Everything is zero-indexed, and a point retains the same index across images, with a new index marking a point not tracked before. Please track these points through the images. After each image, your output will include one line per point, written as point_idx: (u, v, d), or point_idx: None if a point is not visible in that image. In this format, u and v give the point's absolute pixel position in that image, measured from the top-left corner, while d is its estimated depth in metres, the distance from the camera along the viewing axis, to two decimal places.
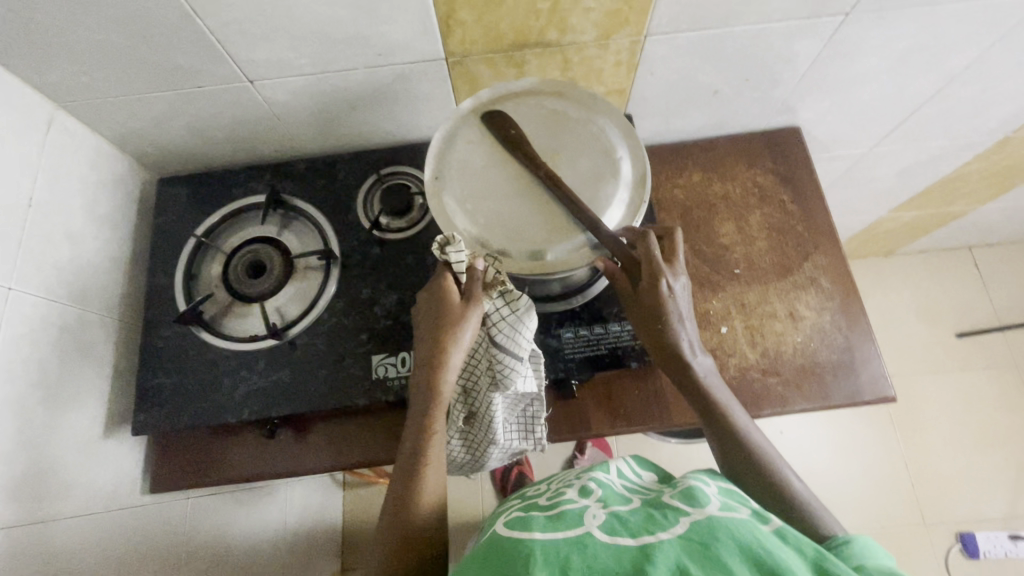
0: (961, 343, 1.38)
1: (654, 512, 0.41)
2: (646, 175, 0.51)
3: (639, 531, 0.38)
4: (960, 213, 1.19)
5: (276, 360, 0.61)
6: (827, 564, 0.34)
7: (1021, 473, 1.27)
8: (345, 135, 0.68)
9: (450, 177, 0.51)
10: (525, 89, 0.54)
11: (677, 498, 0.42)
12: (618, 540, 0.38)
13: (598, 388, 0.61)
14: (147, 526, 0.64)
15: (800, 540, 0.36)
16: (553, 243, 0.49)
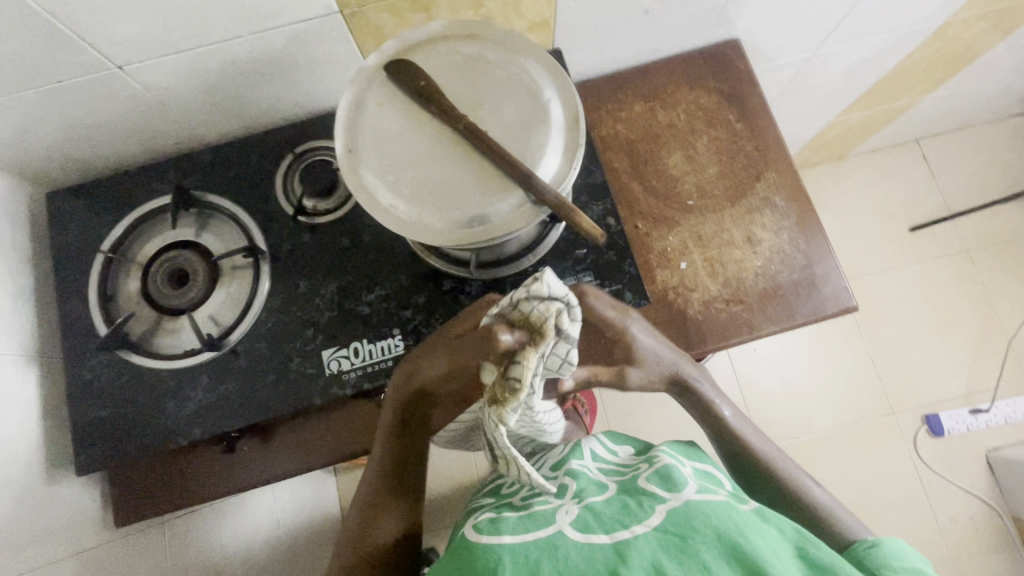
0: (915, 236, 1.41)
1: (630, 503, 0.49)
2: (579, 117, 0.46)
3: (612, 527, 0.46)
4: (906, 107, 1.19)
5: (219, 373, 0.57)
6: (808, 549, 0.43)
7: (978, 351, 1.34)
8: (249, 115, 0.61)
9: (365, 148, 0.46)
10: (434, 34, 0.48)
11: (657, 482, 0.50)
12: (590, 539, 0.45)
13: None
14: (123, 557, 0.63)
15: (782, 522, 0.45)
16: (488, 205, 0.45)
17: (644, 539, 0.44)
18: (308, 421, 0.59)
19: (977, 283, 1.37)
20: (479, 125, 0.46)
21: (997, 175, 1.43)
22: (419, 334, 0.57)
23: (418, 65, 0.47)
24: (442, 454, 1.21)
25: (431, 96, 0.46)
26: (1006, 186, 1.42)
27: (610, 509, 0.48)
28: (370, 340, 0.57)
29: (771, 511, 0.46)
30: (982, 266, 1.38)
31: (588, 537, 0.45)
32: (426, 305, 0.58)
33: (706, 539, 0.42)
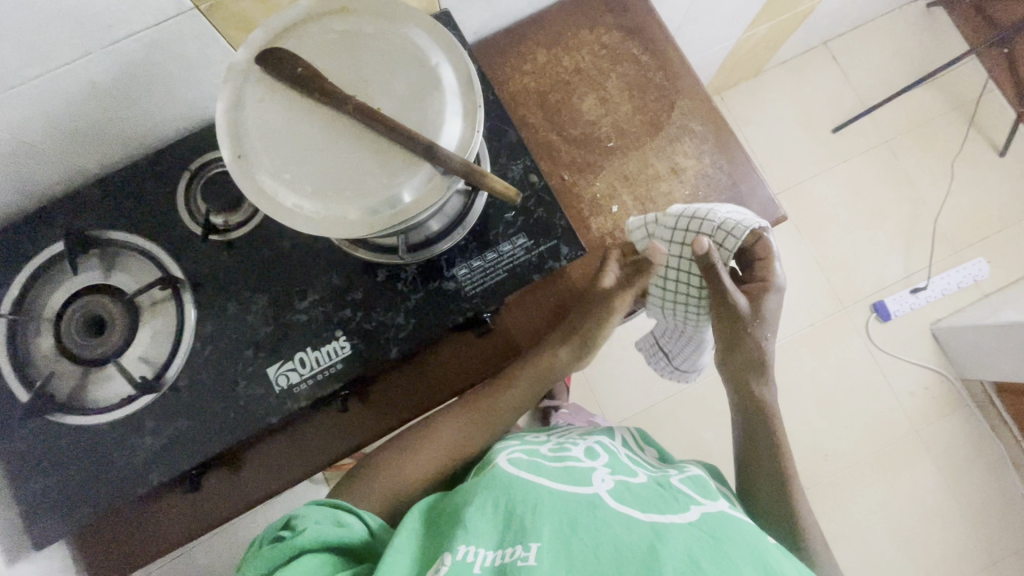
0: (838, 137, 1.46)
1: (667, 495, 0.53)
2: (472, 76, 0.45)
3: (648, 509, 0.49)
4: (808, 11, 1.20)
5: (165, 414, 0.54)
6: None
7: (910, 234, 1.41)
8: (130, 137, 0.56)
9: (254, 151, 0.43)
10: (303, 16, 0.45)
11: (687, 485, 0.56)
12: (624, 510, 0.49)
13: (518, 311, 0.62)
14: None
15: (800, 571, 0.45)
16: (398, 187, 0.43)
17: (680, 528, 0.46)
18: (272, 439, 0.58)
19: (900, 170, 1.44)
20: (370, 103, 0.44)
21: (902, 63, 1.48)
22: (363, 331, 0.56)
23: (292, 52, 0.44)
24: None
25: (312, 83, 0.43)
26: (912, 72, 1.48)
27: (646, 494, 0.52)
28: (315, 347, 0.55)
29: (790, 556, 0.47)
30: (902, 153, 1.45)
31: (623, 509, 0.49)
32: (364, 299, 0.56)
33: (735, 545, 0.45)
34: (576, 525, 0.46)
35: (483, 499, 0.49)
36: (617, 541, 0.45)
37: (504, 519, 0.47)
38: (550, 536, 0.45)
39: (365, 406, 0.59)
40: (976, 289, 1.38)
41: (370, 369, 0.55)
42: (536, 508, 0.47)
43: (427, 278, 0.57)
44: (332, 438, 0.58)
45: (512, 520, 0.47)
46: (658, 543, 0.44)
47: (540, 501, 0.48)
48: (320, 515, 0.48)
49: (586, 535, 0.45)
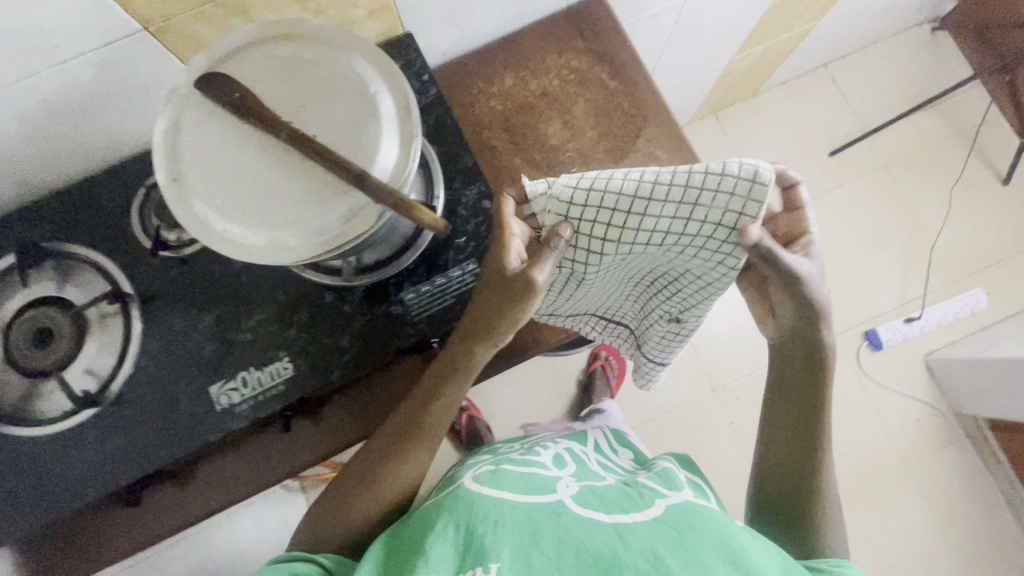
0: (835, 160, 1.44)
1: (631, 493, 0.53)
2: (410, 106, 0.45)
3: (611, 509, 0.50)
4: (803, 34, 1.19)
5: (106, 428, 0.54)
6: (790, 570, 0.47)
7: (906, 261, 1.38)
8: (86, 152, 0.57)
9: (188, 174, 0.43)
10: (247, 42, 0.45)
11: (655, 480, 0.57)
12: (587, 513, 0.49)
13: None
14: None
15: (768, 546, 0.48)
16: (327, 214, 0.43)
17: (642, 525, 0.48)
18: (214, 457, 0.58)
19: (898, 196, 1.41)
20: (305, 130, 0.43)
21: (904, 87, 1.46)
22: (308, 353, 0.56)
23: (230, 76, 0.44)
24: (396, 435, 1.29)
25: (247, 108, 0.43)
26: (913, 97, 1.45)
27: (611, 495, 0.53)
28: (259, 367, 0.55)
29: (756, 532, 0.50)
30: (901, 179, 1.42)
31: (588, 513, 0.49)
32: (310, 321, 0.56)
33: (699, 536, 0.46)
34: (538, 538, 0.46)
35: (443, 523, 0.48)
36: (579, 545, 0.46)
37: (465, 542, 0.46)
38: (511, 551, 0.45)
39: (310, 427, 0.59)
40: (974, 321, 1.34)
41: (313, 391, 0.55)
42: (497, 526, 0.47)
43: (374, 301, 0.57)
44: (277, 456, 0.58)
45: (472, 541, 0.46)
46: (620, 547, 0.45)
47: (500, 518, 0.48)
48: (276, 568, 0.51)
49: (548, 545, 0.46)
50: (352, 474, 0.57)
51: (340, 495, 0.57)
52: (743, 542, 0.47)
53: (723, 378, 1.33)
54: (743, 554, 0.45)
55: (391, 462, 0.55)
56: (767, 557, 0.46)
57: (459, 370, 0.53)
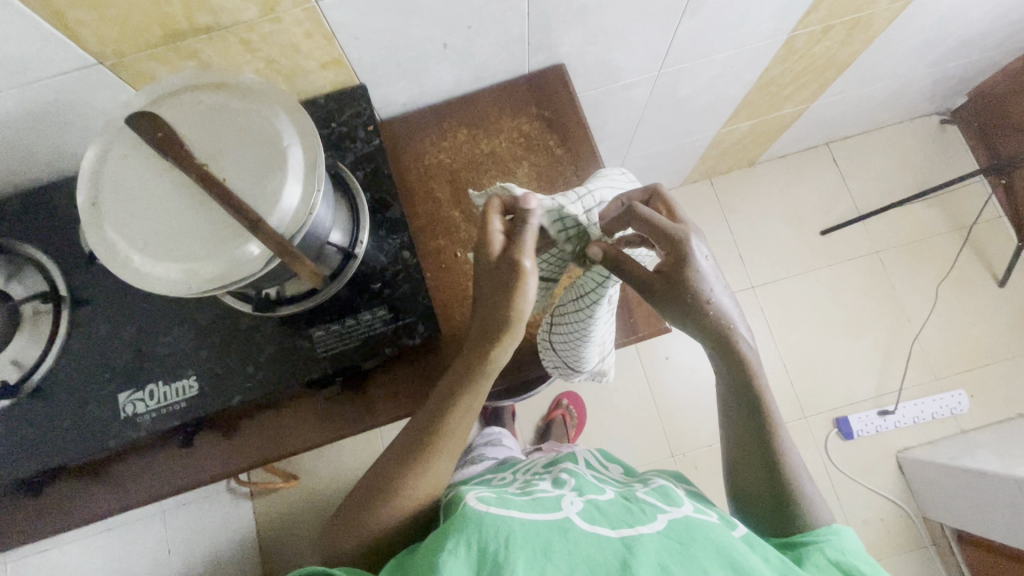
0: (826, 240, 1.42)
1: (632, 508, 0.49)
2: (317, 163, 0.48)
3: (618, 523, 0.46)
4: (796, 113, 1.20)
5: (17, 419, 0.57)
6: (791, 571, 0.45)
7: (889, 351, 1.34)
8: (51, 161, 0.62)
9: (105, 202, 0.47)
10: (184, 88, 0.50)
11: (653, 495, 0.53)
12: (597, 528, 0.45)
13: (384, 382, 0.61)
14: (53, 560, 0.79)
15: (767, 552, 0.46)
16: (222, 252, 0.46)
17: (650, 537, 0.44)
18: (114, 464, 0.60)
19: (887, 284, 1.38)
20: (216, 172, 0.47)
21: (905, 175, 1.44)
22: (214, 375, 0.58)
23: (159, 115, 0.48)
24: (345, 453, 1.30)
25: (165, 147, 0.46)
26: (913, 186, 1.44)
27: (614, 509, 0.49)
28: (166, 382, 0.58)
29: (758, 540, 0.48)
30: (892, 266, 1.39)
31: (595, 528, 0.45)
32: (222, 344, 0.59)
33: (704, 547, 0.44)
34: (552, 552, 0.42)
35: (453, 539, 0.43)
36: (591, 561, 0.42)
37: (478, 558, 0.41)
38: (526, 565, 0.41)
39: (210, 447, 0.60)
40: (953, 423, 1.29)
41: (211, 412, 0.57)
42: (509, 541, 0.42)
43: (286, 333, 0.59)
44: (171, 472, 0.59)
45: (484, 557, 0.41)
46: (631, 558, 0.42)
47: (511, 533, 0.43)
48: None
49: (561, 559, 0.42)
50: (382, 473, 0.53)
51: (369, 499, 0.52)
52: (743, 554, 0.44)
53: (682, 444, 1.31)
54: (744, 564, 0.43)
55: (427, 457, 0.52)
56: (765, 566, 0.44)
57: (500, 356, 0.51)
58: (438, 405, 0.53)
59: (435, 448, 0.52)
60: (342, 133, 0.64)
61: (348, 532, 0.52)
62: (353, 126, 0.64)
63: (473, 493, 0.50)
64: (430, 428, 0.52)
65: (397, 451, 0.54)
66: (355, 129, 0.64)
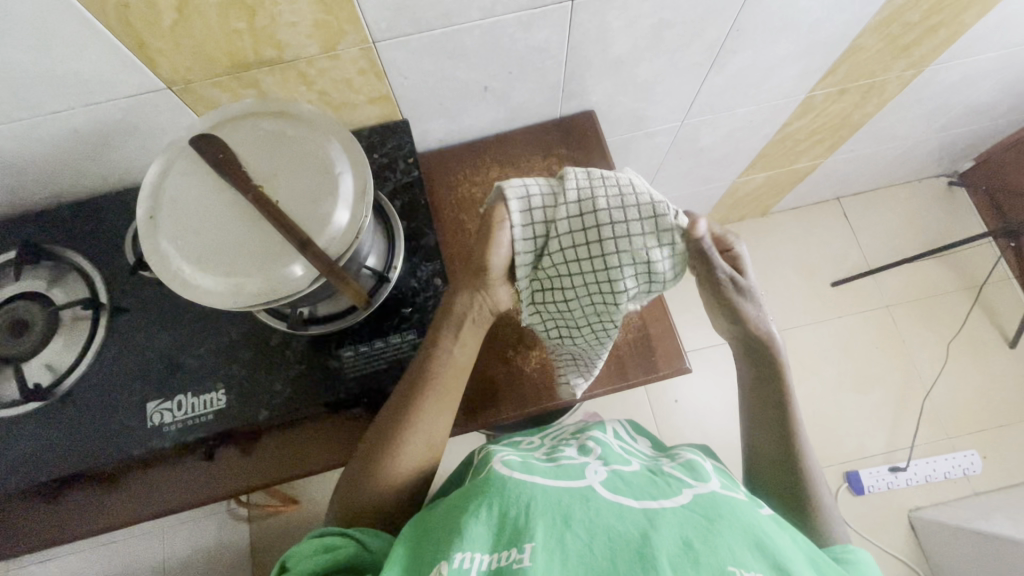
0: (836, 292, 1.44)
1: (658, 480, 0.51)
2: (367, 192, 0.50)
3: (641, 495, 0.48)
4: (810, 168, 1.24)
5: (45, 423, 0.58)
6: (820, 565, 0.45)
7: (898, 407, 1.34)
8: (106, 174, 0.65)
9: (162, 216, 0.49)
10: (246, 113, 0.53)
11: (680, 470, 0.54)
12: (618, 498, 0.47)
13: None
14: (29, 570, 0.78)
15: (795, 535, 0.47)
16: (269, 270, 0.47)
17: (672, 511, 0.46)
18: (131, 473, 0.60)
19: (898, 339, 1.39)
20: (270, 195, 0.49)
21: (915, 233, 1.47)
22: (242, 389, 0.59)
23: (222, 140, 0.51)
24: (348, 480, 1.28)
25: (224, 169, 0.49)
26: (922, 244, 1.47)
27: (638, 481, 0.51)
28: (194, 394, 0.59)
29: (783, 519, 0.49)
30: (903, 322, 1.40)
31: (618, 498, 0.47)
32: (252, 360, 0.60)
33: (729, 525, 0.45)
34: (571, 519, 0.44)
35: (476, 502, 0.46)
36: (611, 530, 0.44)
37: (499, 522, 0.44)
38: (545, 530, 0.43)
39: (231, 460, 0.60)
40: (967, 484, 1.27)
41: (237, 427, 0.58)
42: (531, 507, 0.45)
43: (316, 351, 0.60)
44: (189, 485, 0.59)
45: (506, 520, 0.44)
46: (651, 531, 0.43)
47: (533, 498, 0.46)
48: (308, 547, 0.48)
49: (582, 529, 0.44)
50: (381, 431, 0.56)
51: (375, 459, 0.55)
52: (770, 535, 0.45)
53: None
54: (770, 544, 0.44)
55: (424, 409, 0.56)
56: (793, 547, 0.46)
57: (471, 308, 0.58)
58: (423, 359, 0.57)
59: (432, 400, 0.56)
60: (383, 163, 0.67)
61: (364, 493, 0.54)
62: (394, 158, 0.67)
63: (501, 456, 0.53)
64: (418, 380, 0.56)
65: (391, 408, 0.56)
66: (396, 161, 0.67)
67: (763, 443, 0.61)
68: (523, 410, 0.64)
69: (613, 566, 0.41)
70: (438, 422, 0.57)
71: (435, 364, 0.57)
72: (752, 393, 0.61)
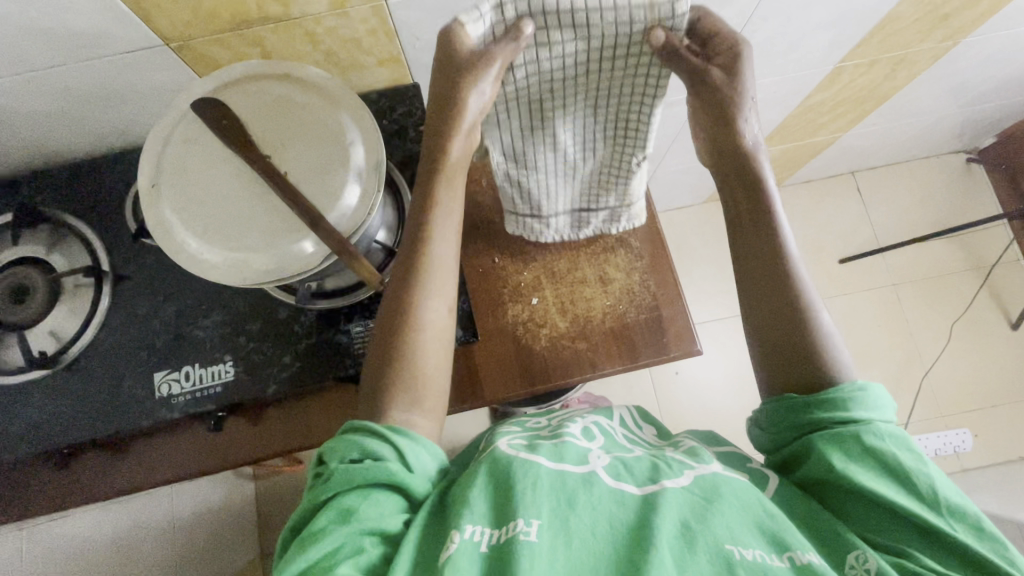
0: (843, 269, 1.42)
1: (660, 464, 0.51)
2: (380, 166, 0.48)
3: (642, 481, 0.48)
4: (828, 141, 1.20)
5: (51, 389, 0.58)
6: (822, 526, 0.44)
7: (896, 385, 1.35)
8: (103, 134, 0.62)
9: (165, 185, 0.47)
10: (250, 74, 0.50)
11: (681, 454, 0.53)
12: (621, 485, 0.47)
13: None
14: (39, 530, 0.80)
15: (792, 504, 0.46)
16: (278, 244, 0.46)
17: (674, 493, 0.46)
18: (140, 440, 0.60)
19: (901, 318, 1.39)
20: (278, 165, 0.47)
21: (927, 211, 1.45)
22: (250, 362, 0.58)
23: (227, 105, 0.48)
24: None
25: (230, 137, 0.47)
26: (934, 222, 1.44)
27: (641, 466, 0.51)
28: (202, 365, 0.58)
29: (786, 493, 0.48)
30: (908, 301, 1.40)
31: (619, 484, 0.47)
32: (260, 332, 0.59)
33: (730, 507, 0.45)
34: (575, 503, 0.44)
35: (482, 480, 0.46)
36: (614, 518, 0.44)
37: (503, 500, 0.44)
38: (549, 512, 0.43)
39: (239, 430, 0.60)
40: (956, 461, 1.30)
41: (246, 399, 0.58)
42: (535, 485, 0.45)
43: (325, 326, 0.59)
44: (199, 454, 0.59)
45: (511, 498, 0.44)
46: (652, 514, 0.44)
47: (536, 476, 0.46)
48: (347, 446, 0.44)
49: (585, 511, 0.44)
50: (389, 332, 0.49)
51: (398, 362, 0.48)
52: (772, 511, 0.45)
53: None
54: (771, 520, 0.44)
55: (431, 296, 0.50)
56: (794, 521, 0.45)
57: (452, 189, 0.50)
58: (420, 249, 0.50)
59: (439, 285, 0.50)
60: (392, 130, 0.64)
61: (399, 407, 0.47)
62: (404, 125, 0.64)
63: (505, 438, 0.53)
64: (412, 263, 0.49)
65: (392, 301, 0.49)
66: (406, 128, 0.64)
67: (767, 333, 0.51)
68: (533, 388, 0.64)
69: (614, 549, 0.42)
70: (448, 306, 0.52)
71: (433, 242, 0.50)
72: (750, 270, 0.53)
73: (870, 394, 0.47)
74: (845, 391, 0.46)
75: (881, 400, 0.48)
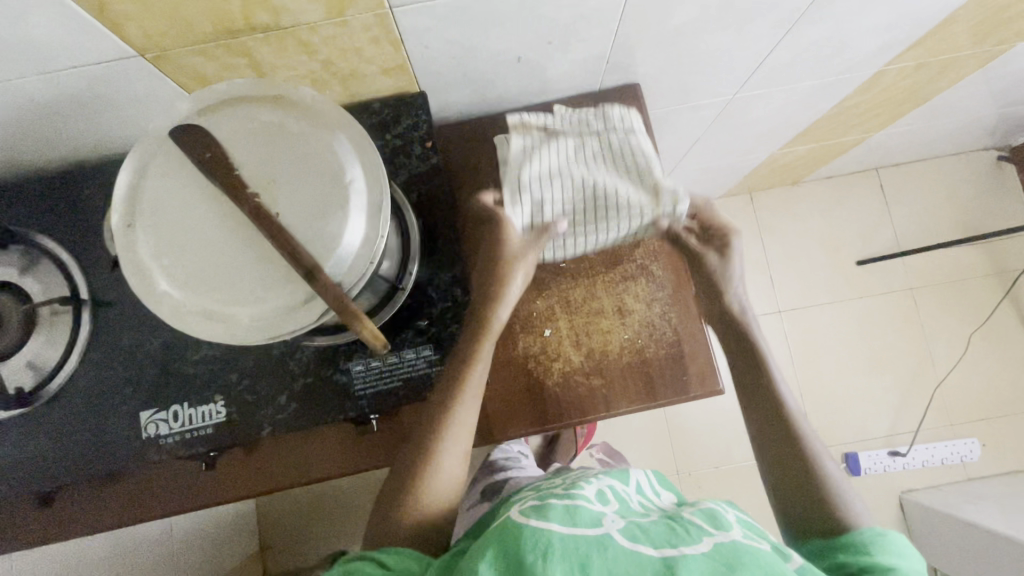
0: (861, 271, 1.37)
1: (676, 528, 0.47)
2: (383, 208, 0.43)
3: (660, 543, 0.44)
4: (857, 140, 1.13)
5: (32, 426, 0.54)
6: None
7: (906, 391, 1.33)
8: (76, 144, 0.56)
9: (143, 225, 0.42)
10: (237, 95, 0.44)
11: (699, 516, 0.48)
12: (637, 548, 0.44)
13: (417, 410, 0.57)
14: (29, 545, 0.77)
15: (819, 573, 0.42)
16: (270, 297, 0.41)
17: (693, 560, 0.42)
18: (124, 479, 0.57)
19: (916, 323, 1.35)
20: (269, 205, 0.41)
21: (953, 211, 1.39)
22: (242, 402, 0.54)
23: (210, 133, 0.42)
24: None
25: (214, 173, 0.41)
26: (959, 224, 1.39)
27: (657, 530, 0.47)
28: (191, 405, 0.54)
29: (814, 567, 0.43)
30: (925, 305, 1.35)
31: (635, 546, 0.44)
32: (252, 370, 0.55)
33: None
34: (589, 570, 0.41)
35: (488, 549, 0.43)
36: None
37: (513, 568, 0.41)
38: None
39: (233, 469, 0.57)
40: (961, 470, 1.29)
41: (238, 442, 0.54)
42: (548, 552, 0.42)
43: (323, 364, 0.55)
44: (188, 495, 0.56)
45: (522, 567, 0.41)
46: None
47: (548, 542, 0.43)
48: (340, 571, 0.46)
49: None
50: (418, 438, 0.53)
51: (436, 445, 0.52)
52: None
53: (690, 462, 1.28)
54: None
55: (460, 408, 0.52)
56: None
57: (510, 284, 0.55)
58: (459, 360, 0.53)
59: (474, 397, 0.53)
60: (396, 146, 0.58)
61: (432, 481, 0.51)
62: (409, 140, 0.58)
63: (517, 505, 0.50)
64: (467, 361, 0.52)
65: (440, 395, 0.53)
66: (411, 144, 0.58)
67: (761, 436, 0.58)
68: (544, 426, 0.61)
69: None
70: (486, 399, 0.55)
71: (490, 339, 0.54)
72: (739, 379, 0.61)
73: (888, 539, 0.49)
74: (857, 533, 0.49)
75: (906, 552, 0.48)
